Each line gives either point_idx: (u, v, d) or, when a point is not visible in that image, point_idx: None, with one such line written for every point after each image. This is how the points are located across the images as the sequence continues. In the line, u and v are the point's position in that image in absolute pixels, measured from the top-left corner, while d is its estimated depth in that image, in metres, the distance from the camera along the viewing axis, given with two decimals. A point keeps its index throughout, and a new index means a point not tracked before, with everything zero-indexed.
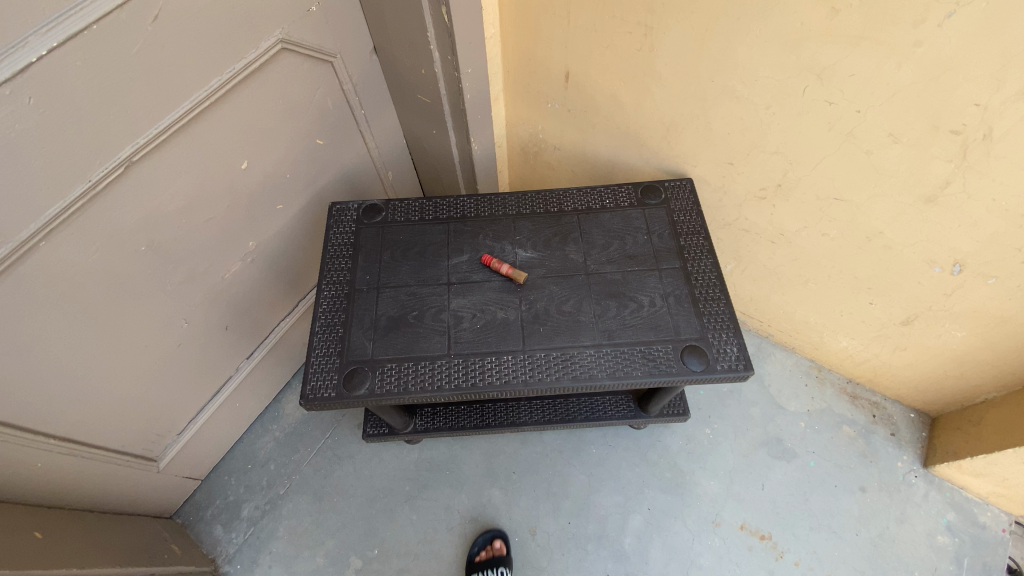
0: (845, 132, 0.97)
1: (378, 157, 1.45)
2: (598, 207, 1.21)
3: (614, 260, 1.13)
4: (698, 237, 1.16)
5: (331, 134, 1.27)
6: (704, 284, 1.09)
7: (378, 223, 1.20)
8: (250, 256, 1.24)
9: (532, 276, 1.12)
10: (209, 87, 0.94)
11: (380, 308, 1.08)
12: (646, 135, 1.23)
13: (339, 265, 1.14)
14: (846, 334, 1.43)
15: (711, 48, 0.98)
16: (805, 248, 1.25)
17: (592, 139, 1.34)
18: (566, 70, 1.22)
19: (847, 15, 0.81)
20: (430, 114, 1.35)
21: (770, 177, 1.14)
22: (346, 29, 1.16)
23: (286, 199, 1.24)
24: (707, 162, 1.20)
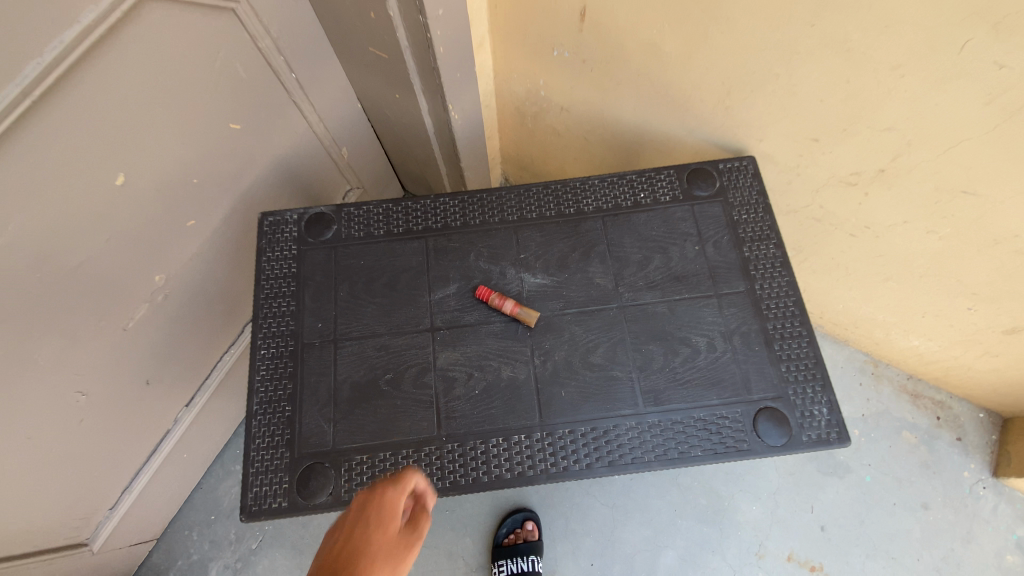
0: (1011, 107, 0.65)
1: (323, 133, 1.09)
2: (631, 205, 0.88)
3: (657, 284, 0.83)
4: (768, 245, 0.85)
5: (249, 110, 0.91)
6: (780, 316, 0.81)
7: (328, 242, 0.87)
8: (161, 293, 0.92)
9: (546, 314, 0.82)
10: (21, 77, 0.59)
11: (343, 371, 0.79)
12: (694, 99, 0.88)
13: (278, 309, 0.83)
14: (921, 334, 1.17)
15: None
16: (896, 245, 0.96)
17: (615, 101, 0.98)
18: (580, 6, 0.84)
19: None
20: (388, 73, 0.98)
21: (877, 159, 0.82)
22: None
23: (197, 210, 0.91)
24: (779, 136, 0.87)
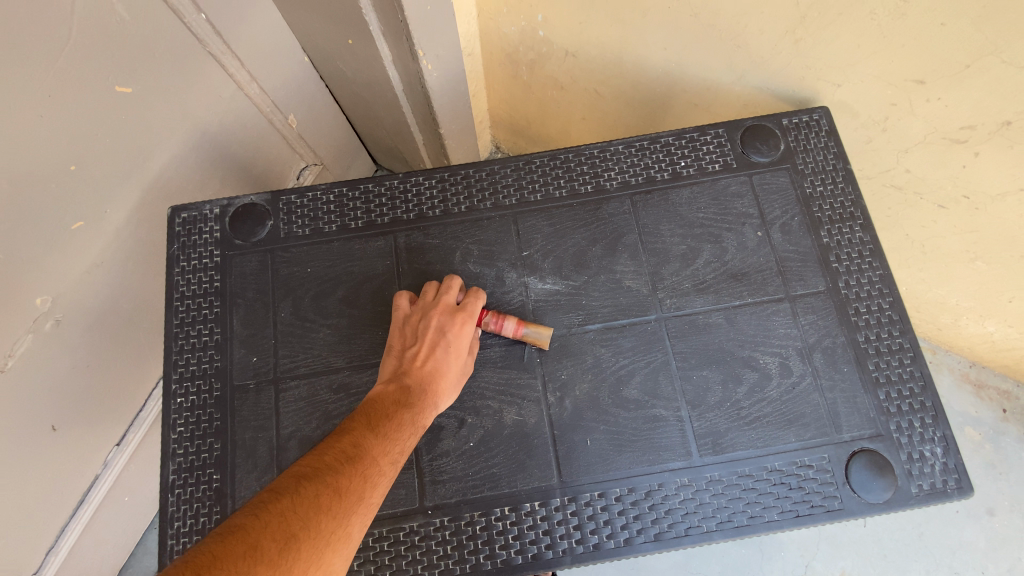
0: None
1: (260, 95, 0.84)
2: (667, 178, 0.66)
3: (708, 285, 0.62)
4: (853, 226, 0.64)
5: (144, 65, 0.67)
6: (873, 323, 0.60)
7: (262, 245, 0.65)
8: (53, 317, 0.69)
9: (561, 333, 0.61)
10: None
11: (289, 423, 0.59)
12: (752, 29, 0.65)
13: (198, 340, 0.62)
14: (999, 321, 0.97)
15: None
16: (1000, 218, 0.74)
17: (639, 38, 0.74)
18: None
19: None
20: (334, 10, 0.73)
21: (1008, 105, 0.59)
22: None
23: (85, 205, 0.67)
24: (866, 77, 0.64)
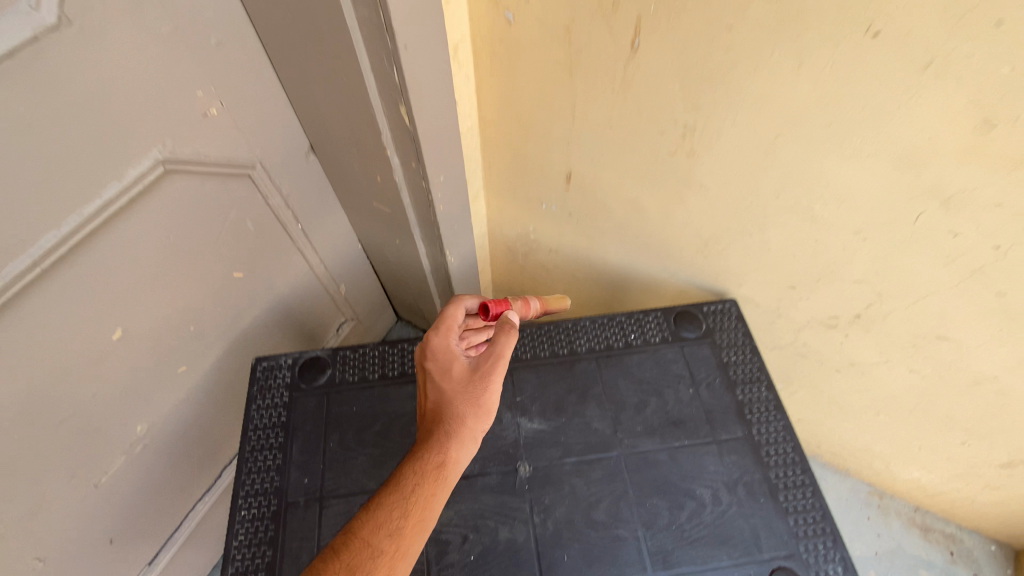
0: (967, 270, 0.70)
1: (323, 272, 1.12)
2: (622, 346, 0.90)
3: (656, 430, 0.83)
4: (760, 386, 0.86)
5: (255, 258, 0.95)
6: (780, 461, 0.80)
7: (321, 388, 0.87)
8: (141, 443, 0.87)
9: (545, 464, 0.80)
10: (36, 249, 0.61)
11: (328, 534, 0.75)
12: (677, 248, 0.95)
13: (264, 462, 0.80)
14: (920, 467, 1.14)
15: (780, 157, 0.70)
16: (882, 382, 0.97)
17: (603, 245, 1.05)
18: (567, 170, 0.93)
19: (1009, 130, 0.55)
20: (388, 222, 1.04)
21: (852, 306, 0.86)
22: (269, 132, 0.85)
23: (190, 355, 0.90)
24: (758, 282, 0.92)
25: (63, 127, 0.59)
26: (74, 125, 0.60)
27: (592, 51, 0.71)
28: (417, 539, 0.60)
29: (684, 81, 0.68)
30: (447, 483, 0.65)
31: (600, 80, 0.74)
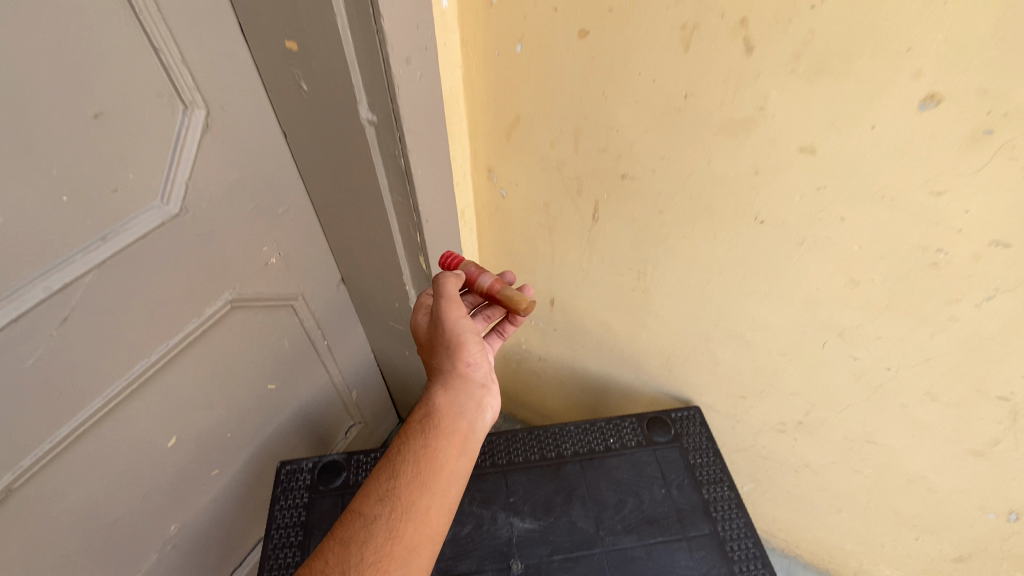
0: (872, 385, 0.87)
1: (340, 380, 1.28)
2: (602, 449, 1.04)
3: (633, 527, 0.94)
4: (722, 486, 0.99)
5: (287, 371, 1.11)
6: (743, 556, 0.90)
7: (338, 489, 0.98)
8: (172, 541, 0.97)
9: (535, 561, 0.90)
10: (130, 374, 0.78)
11: None
12: (645, 361, 1.12)
13: (285, 559, 0.90)
14: (889, 565, 1.22)
15: (714, 296, 0.90)
16: (834, 481, 1.10)
17: (584, 357, 1.22)
18: (551, 297, 1.13)
19: (869, 287, 0.75)
20: (401, 338, 1.22)
21: (793, 413, 1.02)
22: (312, 271, 1.05)
23: (225, 459, 1.03)
24: (715, 391, 1.09)
25: (168, 281, 0.78)
26: (176, 279, 0.79)
27: (565, 217, 0.94)
28: (413, 495, 0.61)
29: (636, 240, 0.90)
30: (434, 436, 0.66)
31: (574, 235, 0.96)
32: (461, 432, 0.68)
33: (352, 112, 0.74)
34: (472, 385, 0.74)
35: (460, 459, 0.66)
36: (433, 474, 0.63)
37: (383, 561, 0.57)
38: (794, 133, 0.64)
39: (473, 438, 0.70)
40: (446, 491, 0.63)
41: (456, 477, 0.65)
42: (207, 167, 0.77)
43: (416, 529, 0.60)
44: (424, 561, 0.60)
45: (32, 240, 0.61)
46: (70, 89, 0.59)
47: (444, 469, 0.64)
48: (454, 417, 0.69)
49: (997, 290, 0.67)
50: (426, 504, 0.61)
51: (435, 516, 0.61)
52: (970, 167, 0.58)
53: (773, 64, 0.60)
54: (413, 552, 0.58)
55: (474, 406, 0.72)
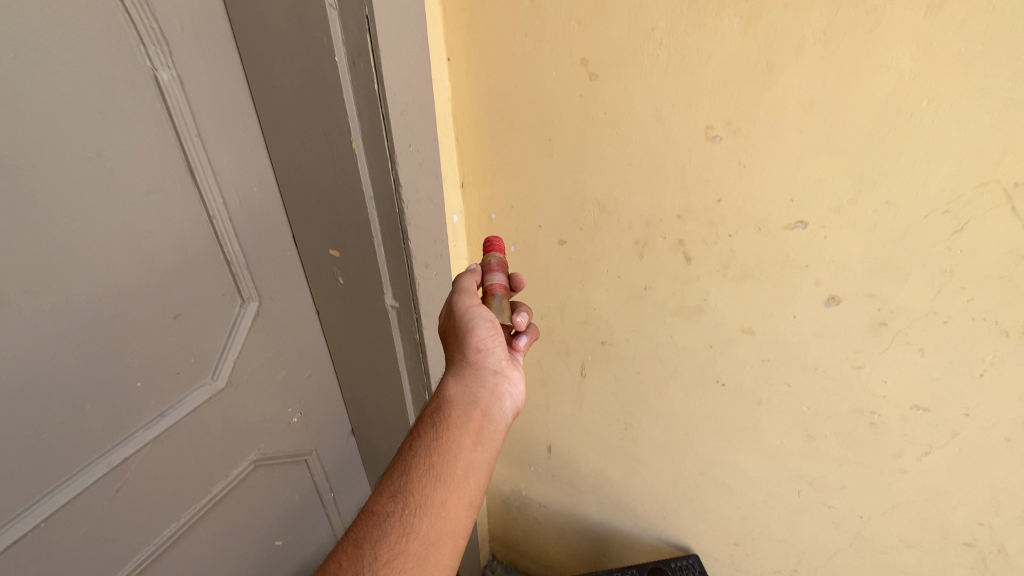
0: (852, 532, 0.93)
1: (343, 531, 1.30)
2: None
3: None
4: None
5: (294, 526, 1.14)
6: None
7: None
8: None
9: None
10: (159, 538, 0.83)
11: None
12: (640, 506, 1.17)
13: None
14: None
15: (695, 445, 1.00)
16: None
17: (582, 502, 1.27)
18: (548, 443, 1.21)
19: (824, 440, 0.85)
20: None
21: (787, 561, 1.04)
22: (327, 424, 1.14)
23: None
24: (710, 537, 1.12)
25: (206, 445, 0.87)
26: (212, 443, 0.88)
27: (557, 373, 1.07)
28: (427, 488, 0.60)
29: (620, 394, 1.02)
30: (445, 429, 0.66)
31: (565, 389, 1.08)
32: (472, 425, 0.69)
33: (379, 299, 0.90)
34: (481, 379, 0.75)
35: (473, 450, 0.66)
36: (445, 468, 0.62)
37: (398, 560, 0.54)
38: (736, 317, 0.80)
39: (486, 430, 0.70)
40: (461, 484, 0.62)
41: (471, 469, 0.64)
42: (252, 345, 0.91)
43: (432, 524, 0.58)
44: (446, 557, 0.57)
45: (104, 424, 0.72)
46: (162, 299, 0.75)
47: (457, 459, 0.64)
48: (464, 411, 0.70)
49: (931, 446, 0.77)
50: (441, 498, 0.60)
51: (453, 508, 0.60)
52: (878, 348, 0.73)
53: (710, 270, 0.77)
54: (431, 547, 0.56)
55: (484, 399, 0.73)
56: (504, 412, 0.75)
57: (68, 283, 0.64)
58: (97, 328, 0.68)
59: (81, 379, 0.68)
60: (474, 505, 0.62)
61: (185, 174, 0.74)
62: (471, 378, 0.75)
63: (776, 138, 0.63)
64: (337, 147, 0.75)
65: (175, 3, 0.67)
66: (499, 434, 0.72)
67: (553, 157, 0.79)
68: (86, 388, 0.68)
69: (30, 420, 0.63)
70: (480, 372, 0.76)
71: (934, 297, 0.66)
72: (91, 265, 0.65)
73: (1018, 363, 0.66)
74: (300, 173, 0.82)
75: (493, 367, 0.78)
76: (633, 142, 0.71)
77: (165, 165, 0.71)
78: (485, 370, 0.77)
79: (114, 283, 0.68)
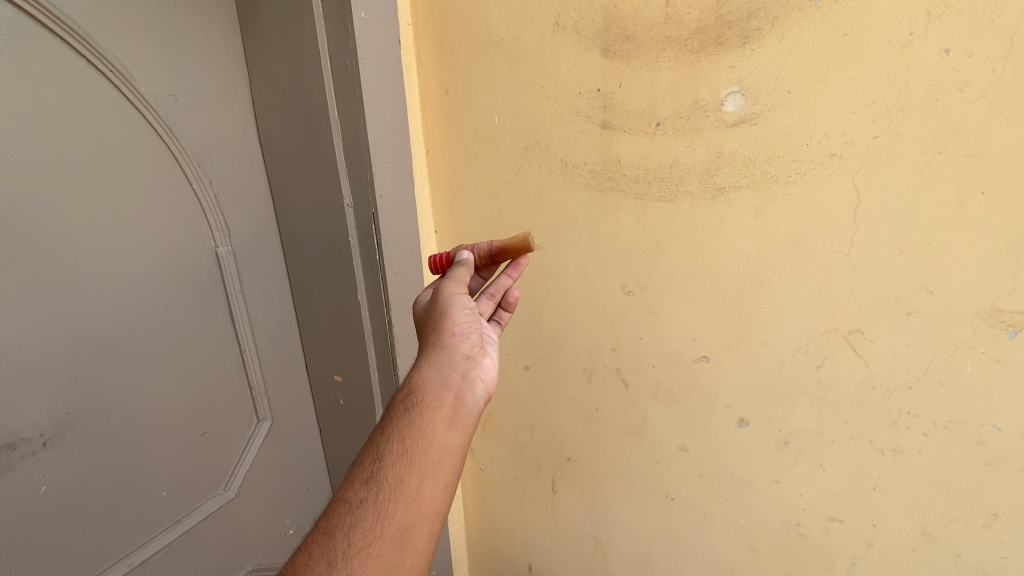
0: None
1: None
2: None
3: None
4: None
5: None
6: None
7: None
8: None
9: None
10: None
11: None
12: None
13: None
14: None
15: (660, 561, 1.06)
16: None
17: None
18: (528, 562, 1.25)
19: (766, 553, 0.93)
20: None
21: None
22: None
23: None
24: None
25: (209, 555, 0.98)
26: (215, 553, 0.99)
27: (531, 488, 1.16)
28: (400, 473, 0.55)
29: (588, 510, 1.10)
30: (417, 412, 0.60)
31: (540, 505, 1.17)
32: (447, 407, 0.62)
33: (372, 417, 1.06)
34: (454, 360, 0.68)
35: (448, 433, 0.60)
36: (418, 453, 0.57)
37: (373, 545, 0.51)
38: (671, 436, 0.94)
39: (461, 412, 0.63)
40: (436, 468, 0.57)
41: (446, 452, 0.59)
42: (261, 460, 1.05)
43: (407, 510, 0.53)
44: (423, 543, 0.53)
45: (131, 529, 0.85)
46: (195, 420, 0.92)
47: (431, 442, 0.58)
48: (437, 393, 0.63)
49: (855, 557, 0.86)
50: (416, 483, 0.55)
51: (427, 492, 0.55)
52: (788, 465, 0.85)
53: (644, 394, 0.93)
54: (406, 533, 0.52)
55: (459, 380, 0.67)
56: (480, 394, 0.69)
57: (126, 407, 0.82)
58: (142, 445, 0.85)
59: (122, 487, 0.83)
60: (451, 490, 0.58)
61: (227, 321, 0.95)
62: (445, 359, 0.68)
63: (673, 294, 0.83)
64: (346, 297, 0.96)
65: (239, 203, 0.93)
66: (476, 417, 0.66)
67: None
68: (123, 496, 0.83)
69: (77, 522, 0.78)
70: (454, 355, 0.69)
71: (818, 420, 0.80)
72: (148, 394, 0.84)
73: (899, 477, 0.78)
74: (315, 315, 1.03)
75: (467, 352, 0.71)
76: (572, 293, 0.92)
77: (213, 318, 0.92)
78: (460, 353, 0.70)
79: (161, 407, 0.87)
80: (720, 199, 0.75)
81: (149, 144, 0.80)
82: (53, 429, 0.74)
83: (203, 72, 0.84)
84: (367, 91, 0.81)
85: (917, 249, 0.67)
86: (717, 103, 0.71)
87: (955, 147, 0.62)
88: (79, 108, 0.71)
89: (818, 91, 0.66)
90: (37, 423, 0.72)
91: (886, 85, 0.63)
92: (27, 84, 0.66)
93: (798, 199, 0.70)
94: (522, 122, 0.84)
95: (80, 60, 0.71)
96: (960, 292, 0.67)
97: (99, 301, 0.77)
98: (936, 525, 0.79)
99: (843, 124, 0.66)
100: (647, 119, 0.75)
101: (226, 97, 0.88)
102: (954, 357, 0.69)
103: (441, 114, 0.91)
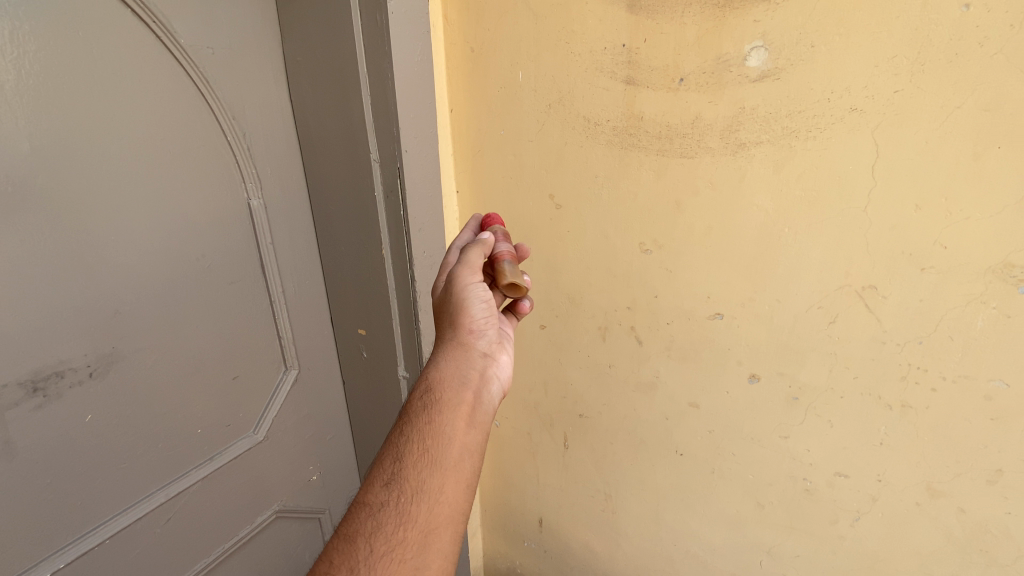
0: None
1: None
2: None
3: None
4: None
5: None
6: None
7: None
8: None
9: None
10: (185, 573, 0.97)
11: None
12: None
13: None
14: None
15: (667, 517, 1.10)
16: None
17: None
18: (539, 517, 1.30)
19: (771, 508, 0.97)
20: None
21: None
22: (336, 488, 1.28)
23: None
24: None
25: (238, 494, 1.04)
26: (244, 493, 1.05)
27: (544, 445, 1.20)
28: (421, 474, 0.59)
29: (598, 467, 1.14)
30: (436, 412, 0.65)
31: (552, 462, 1.21)
32: (464, 408, 0.67)
33: (394, 370, 1.10)
34: (470, 363, 0.74)
35: (467, 433, 0.65)
36: (438, 453, 0.61)
37: (397, 549, 0.53)
38: (683, 393, 0.96)
39: (478, 413, 0.68)
40: (456, 468, 0.61)
41: (466, 451, 0.63)
42: (287, 407, 1.10)
43: (428, 511, 0.57)
44: (448, 544, 0.56)
45: (170, 462, 0.91)
46: (228, 364, 0.97)
47: (450, 443, 0.62)
48: (455, 394, 0.68)
49: (859, 512, 0.89)
50: (438, 482, 0.59)
51: (448, 492, 0.59)
52: (797, 420, 0.88)
53: (657, 352, 0.96)
54: (430, 534, 0.55)
55: (475, 383, 0.72)
56: (493, 395, 0.74)
57: (165, 346, 0.87)
58: (180, 383, 0.90)
59: (161, 421, 0.88)
60: (471, 489, 0.61)
61: (258, 272, 0.99)
62: (460, 364, 0.73)
63: (688, 251, 0.85)
64: (371, 252, 1.00)
65: (271, 159, 0.97)
66: (490, 417, 0.71)
67: (533, 262, 1.01)
68: (162, 430, 0.89)
69: (120, 449, 0.84)
70: (469, 358, 0.75)
71: (829, 375, 0.82)
72: (187, 334, 0.89)
73: (905, 432, 0.80)
74: (340, 271, 1.07)
75: (480, 355, 0.76)
76: (590, 251, 0.95)
77: (246, 267, 0.97)
78: (474, 357, 0.75)
79: (199, 349, 0.92)
80: (740, 155, 0.77)
81: (187, 96, 0.83)
82: (99, 361, 0.79)
83: (239, 26, 0.87)
84: (396, 47, 0.83)
85: (933, 205, 0.68)
86: (741, 58, 0.72)
87: (974, 101, 0.63)
88: (124, 57, 0.75)
89: (840, 44, 0.66)
90: (83, 354, 0.77)
91: (909, 39, 0.63)
92: (77, 31, 0.69)
93: (818, 155, 0.72)
94: (546, 80, 0.86)
95: (126, 9, 0.74)
96: (974, 248, 0.68)
97: (142, 245, 0.81)
98: (941, 480, 0.81)
99: (865, 78, 0.67)
100: (670, 75, 0.77)
101: (260, 53, 0.91)
102: (966, 311, 0.71)
103: (467, 73, 0.93)
